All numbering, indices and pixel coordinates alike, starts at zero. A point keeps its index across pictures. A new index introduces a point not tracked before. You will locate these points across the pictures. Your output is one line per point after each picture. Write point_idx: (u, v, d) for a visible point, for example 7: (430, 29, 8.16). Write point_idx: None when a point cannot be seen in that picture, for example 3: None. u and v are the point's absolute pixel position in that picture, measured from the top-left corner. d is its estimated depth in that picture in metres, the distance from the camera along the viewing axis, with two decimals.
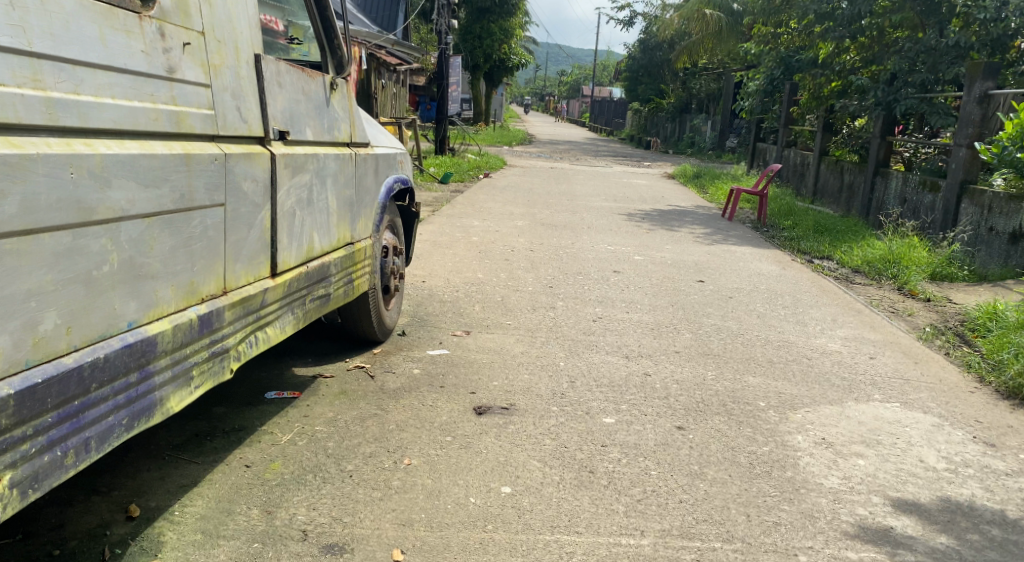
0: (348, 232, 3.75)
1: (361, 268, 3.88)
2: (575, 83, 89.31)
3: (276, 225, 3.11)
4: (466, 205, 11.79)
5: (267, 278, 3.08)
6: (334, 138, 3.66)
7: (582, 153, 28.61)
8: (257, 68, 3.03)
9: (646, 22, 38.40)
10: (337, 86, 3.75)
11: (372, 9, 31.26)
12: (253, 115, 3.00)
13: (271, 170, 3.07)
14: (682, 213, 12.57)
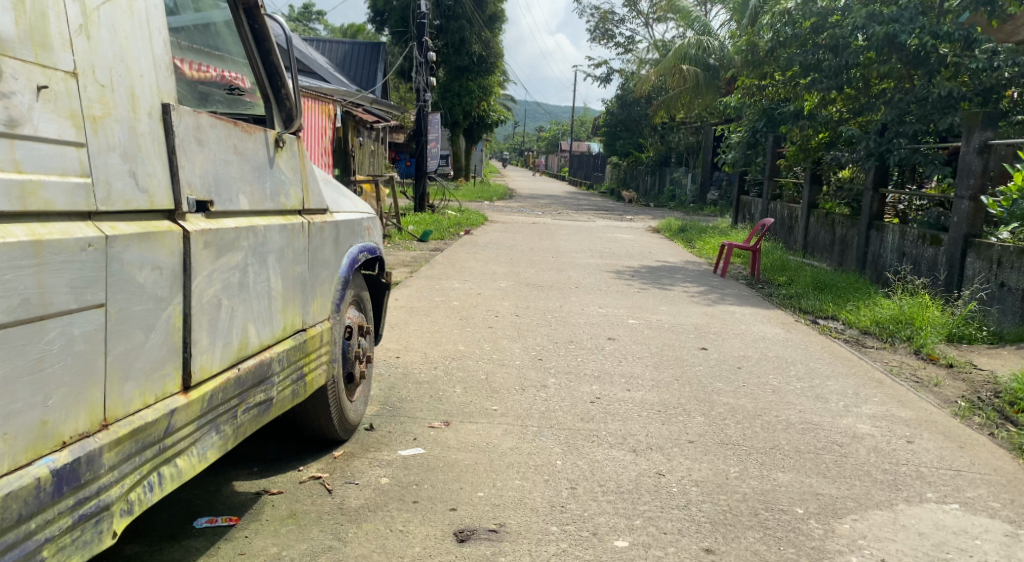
0: (300, 316, 3.11)
1: (317, 360, 3.22)
2: (554, 138, 89.84)
3: (188, 324, 2.47)
4: (446, 265, 11.18)
5: (176, 395, 2.44)
6: (281, 204, 3.05)
7: (564, 207, 28.19)
8: (166, 124, 2.45)
9: (623, 78, 38.51)
10: (285, 143, 3.15)
11: (350, 67, 31.01)
12: (157, 183, 2.39)
13: (182, 254, 2.44)
14: (673, 269, 12.02)
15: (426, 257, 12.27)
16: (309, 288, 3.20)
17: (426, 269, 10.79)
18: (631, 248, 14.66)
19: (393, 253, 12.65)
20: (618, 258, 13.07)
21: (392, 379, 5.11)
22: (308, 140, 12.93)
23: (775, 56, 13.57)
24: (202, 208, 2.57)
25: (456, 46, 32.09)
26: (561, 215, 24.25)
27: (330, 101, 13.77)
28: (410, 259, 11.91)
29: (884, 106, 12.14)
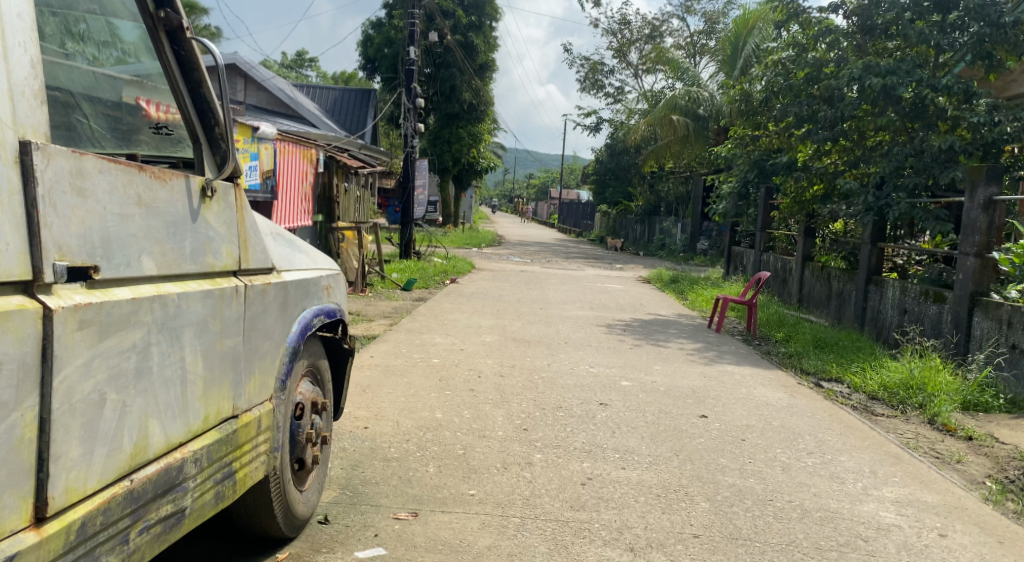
0: (222, 402, 2.66)
1: (247, 452, 2.78)
2: (543, 185, 89.98)
3: (48, 435, 1.98)
4: (429, 317, 10.66)
5: (28, 532, 1.93)
6: (202, 266, 2.62)
7: (552, 255, 27.76)
8: (22, 172, 1.98)
9: (613, 127, 38.45)
10: (212, 192, 2.73)
11: (339, 111, 30.75)
12: (7, 251, 1.90)
13: (45, 343, 1.96)
14: (666, 323, 11.54)
15: (408, 307, 11.75)
16: (241, 366, 2.75)
17: (408, 321, 10.27)
18: (622, 300, 14.19)
19: (375, 302, 12.13)
20: (608, 310, 12.59)
21: (358, 453, 4.57)
22: (289, 185, 12.51)
23: (768, 108, 13.05)
24: (81, 276, 2.12)
25: (446, 93, 31.93)
26: (549, 264, 23.81)
27: (312, 145, 13.36)
28: (392, 310, 11.38)
29: (879, 158, 11.57)
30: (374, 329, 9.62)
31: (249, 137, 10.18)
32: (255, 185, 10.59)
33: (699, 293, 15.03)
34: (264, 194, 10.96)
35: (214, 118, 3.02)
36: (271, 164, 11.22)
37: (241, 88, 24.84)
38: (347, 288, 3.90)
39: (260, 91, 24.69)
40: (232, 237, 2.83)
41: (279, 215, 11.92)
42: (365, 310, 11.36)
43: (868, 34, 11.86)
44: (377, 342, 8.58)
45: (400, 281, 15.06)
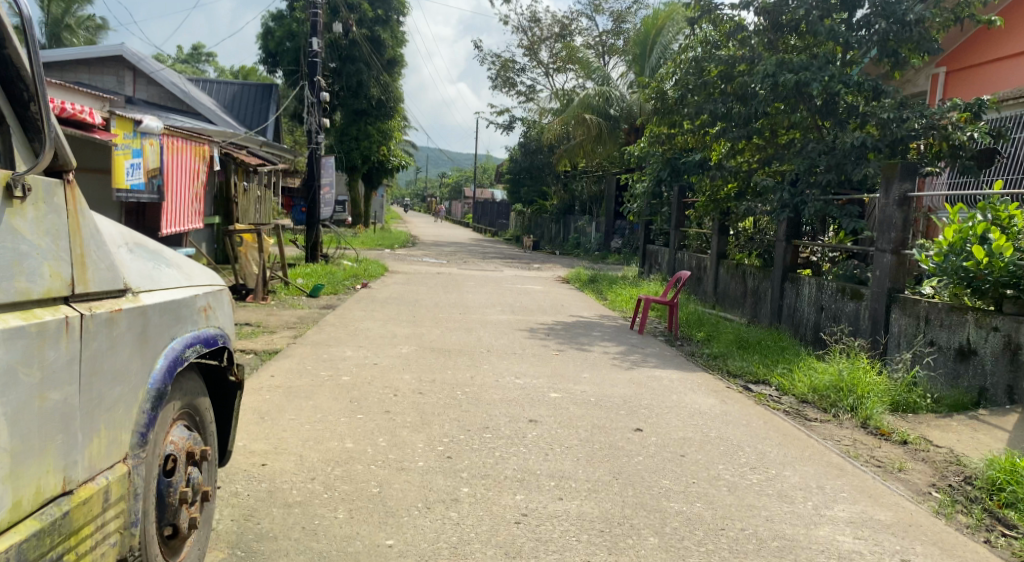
0: (46, 475, 2.14)
1: (85, 533, 2.26)
2: (456, 184, 89.21)
3: None
4: (340, 326, 10.02)
5: None
6: (14, 299, 2.09)
7: (467, 256, 27.22)
8: None
9: (526, 125, 38.12)
10: (27, 202, 2.20)
11: (241, 109, 29.46)
12: None
13: None
14: (587, 326, 11.20)
15: (317, 316, 11.08)
16: (75, 424, 2.24)
17: (317, 330, 9.61)
18: (541, 301, 13.81)
19: (281, 311, 11.40)
20: (528, 312, 12.17)
21: (254, 502, 4.01)
22: (181, 184, 11.74)
23: (679, 106, 12.30)
24: None
25: (354, 90, 31.01)
26: (465, 265, 23.27)
27: (204, 142, 12.41)
28: (300, 319, 10.69)
29: (792, 156, 10.89)
30: (280, 342, 8.94)
31: (127, 133, 9.52)
32: (137, 184, 9.93)
33: (619, 292, 14.72)
34: (149, 194, 10.31)
35: (25, 89, 2.49)
36: (158, 161, 10.51)
37: (128, 81, 23.05)
38: (232, 307, 3.30)
39: (151, 86, 23.35)
40: (63, 256, 2.30)
41: (167, 216, 11.24)
42: (271, 319, 10.63)
43: (777, 32, 11.30)
44: (283, 357, 7.92)
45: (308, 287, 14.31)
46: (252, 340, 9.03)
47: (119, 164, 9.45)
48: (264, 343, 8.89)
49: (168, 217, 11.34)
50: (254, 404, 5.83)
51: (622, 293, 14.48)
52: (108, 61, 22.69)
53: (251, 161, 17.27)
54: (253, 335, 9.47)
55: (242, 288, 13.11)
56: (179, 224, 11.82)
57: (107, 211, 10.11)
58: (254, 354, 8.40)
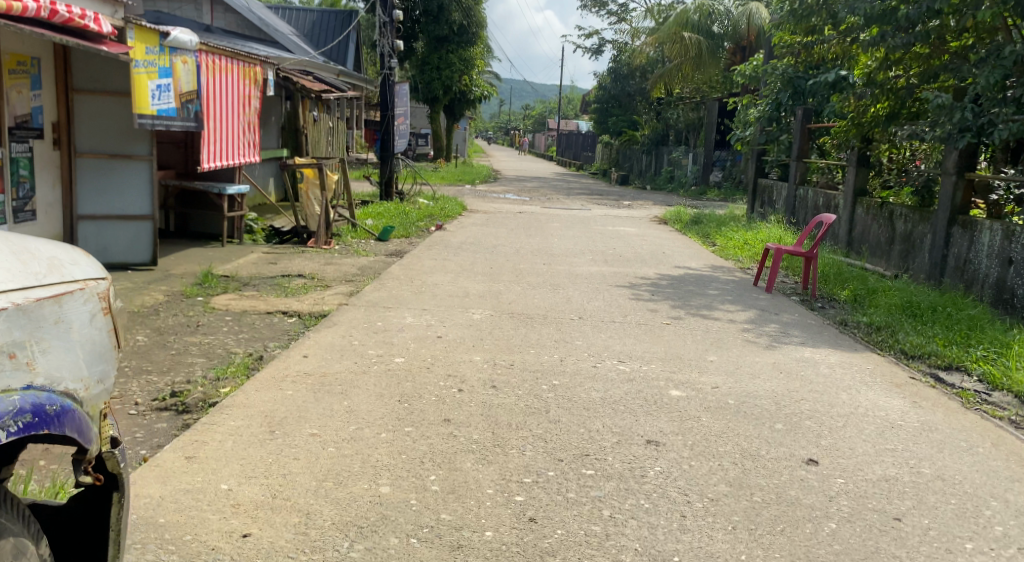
0: None
1: None
2: (540, 117, 86.52)
3: None
4: (403, 279, 8.40)
5: None
6: None
7: (552, 192, 25.36)
8: None
9: (616, 50, 35.74)
10: None
11: (317, 36, 27.91)
12: None
13: None
14: (701, 282, 9.25)
15: (380, 265, 9.48)
16: None
17: (377, 285, 8.01)
18: (642, 249, 11.89)
19: (340, 259, 9.86)
20: (626, 263, 10.27)
21: None
22: (228, 110, 10.20)
23: (822, 7, 10.17)
24: None
25: (433, 13, 29.11)
26: (549, 201, 21.40)
27: (253, 61, 10.78)
28: (358, 270, 9.10)
29: (974, 66, 8.80)
30: (330, 301, 7.35)
31: (150, 47, 8.06)
32: (167, 109, 8.52)
33: (735, 239, 12.64)
34: (182, 120, 8.88)
35: None
36: (194, 83, 9.08)
37: (207, 10, 21.79)
38: (65, 355, 2.29)
39: (228, 12, 22.06)
40: None
41: (209, 146, 9.74)
42: (326, 270, 9.09)
43: None
44: (326, 325, 6.28)
45: (375, 229, 12.73)
46: (297, 299, 7.45)
47: (142, 85, 8.01)
48: (310, 302, 7.31)
49: (211, 147, 9.84)
50: (264, 408, 4.19)
51: (740, 240, 12.39)
52: None
53: (315, 87, 15.64)
54: (300, 291, 7.92)
55: (303, 230, 11.58)
56: (227, 156, 10.31)
57: (134, 143, 8.43)
58: (295, 319, 6.80)
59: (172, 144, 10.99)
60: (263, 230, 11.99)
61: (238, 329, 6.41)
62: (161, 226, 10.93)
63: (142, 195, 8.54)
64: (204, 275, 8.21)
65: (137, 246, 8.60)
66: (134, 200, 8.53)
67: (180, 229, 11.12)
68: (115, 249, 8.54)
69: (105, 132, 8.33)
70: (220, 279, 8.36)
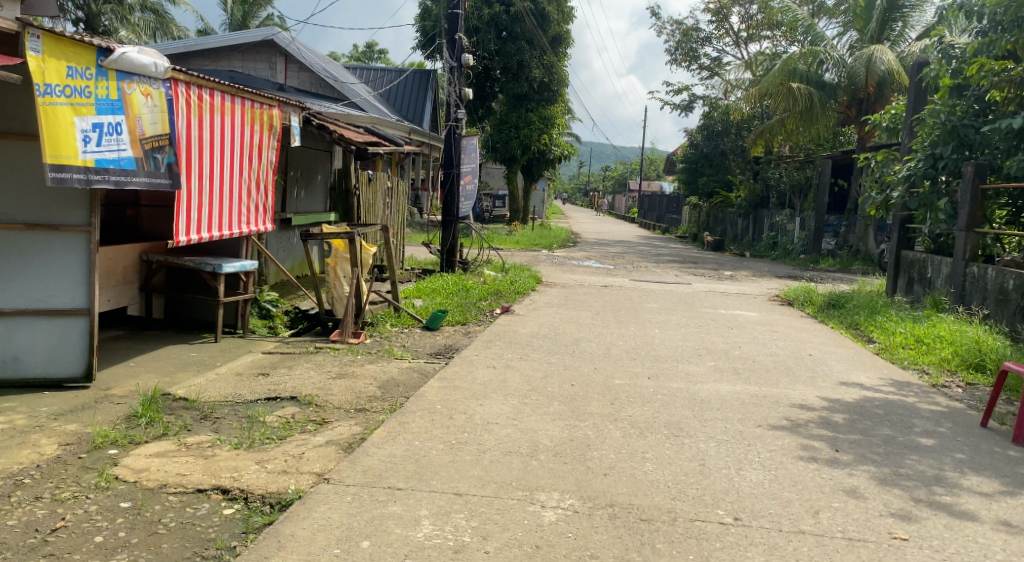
0: None
1: None
2: (621, 179, 83.73)
3: None
4: (440, 407, 5.51)
5: None
6: None
7: (641, 259, 22.35)
8: None
9: (708, 107, 32.96)
10: None
11: (396, 96, 25.87)
12: None
13: None
14: (899, 425, 6.04)
15: (416, 374, 6.62)
16: None
17: (397, 421, 5.16)
18: (784, 355, 8.69)
19: (358, 362, 7.02)
20: (773, 385, 7.10)
21: None
22: (224, 164, 7.30)
23: None
24: None
25: (513, 70, 26.89)
26: (640, 272, 18.32)
27: (274, 100, 7.94)
28: (374, 382, 6.24)
29: None
30: (309, 465, 4.30)
31: (75, 68, 5.59)
32: (117, 159, 5.89)
33: (917, 350, 9.32)
34: (147, 175, 6.17)
35: None
36: (167, 125, 6.39)
37: (281, 69, 20.27)
38: None
39: (303, 71, 20.48)
40: None
41: (189, 213, 6.83)
42: (332, 388, 5.94)
43: None
44: (269, 545, 3.45)
45: (424, 313, 9.90)
46: (259, 459, 4.35)
47: (61, 122, 5.51)
48: (277, 466, 4.28)
49: (193, 215, 6.92)
50: None
51: (929, 356, 9.06)
52: (260, 46, 20.04)
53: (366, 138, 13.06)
54: (278, 435, 4.86)
55: (329, 317, 8.61)
56: (224, 226, 7.37)
57: (69, 208, 5.94)
58: (235, 508, 3.86)
59: (168, 210, 8.35)
60: (285, 316, 9.08)
61: (124, 538, 3.61)
62: (144, 314, 7.99)
63: (75, 282, 5.94)
64: (144, 398, 5.34)
65: (65, 356, 5.95)
66: (63, 289, 5.93)
67: (173, 319, 8.22)
68: (32, 360, 5.92)
69: (28, 191, 5.85)
70: (169, 409, 5.34)
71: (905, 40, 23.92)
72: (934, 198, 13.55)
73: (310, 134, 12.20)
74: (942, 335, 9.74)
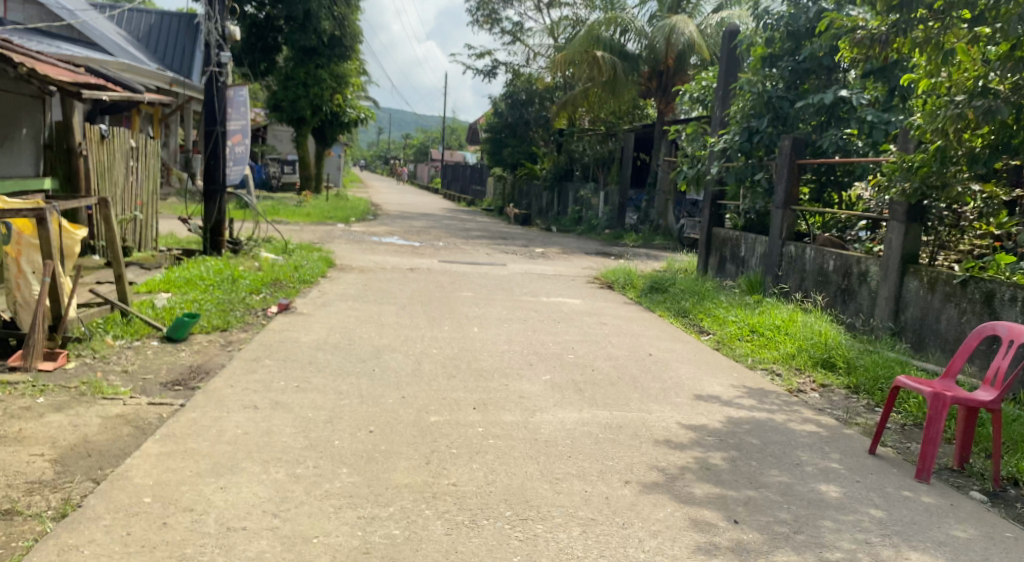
0: None
1: None
2: (422, 149, 81.54)
3: None
4: (153, 501, 3.51)
5: None
6: None
7: (445, 235, 20.59)
8: None
9: (510, 74, 31.62)
10: None
11: (157, 43, 22.35)
12: None
13: None
14: (788, 463, 4.46)
15: (127, 436, 4.47)
16: None
17: (54, 541, 3.17)
18: (625, 359, 7.19)
19: (35, 419, 4.73)
20: (626, 407, 5.52)
21: None
22: None
23: None
24: None
25: (298, 22, 24.08)
26: (447, 251, 16.55)
27: None
28: (51, 462, 4.05)
29: None
30: None
31: None
32: None
33: (756, 342, 7.91)
34: None
35: None
36: None
37: None
38: None
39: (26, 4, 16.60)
40: None
41: None
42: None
43: None
44: None
45: (169, 317, 7.69)
46: None
47: None
48: None
49: None
50: None
51: (771, 352, 7.51)
52: None
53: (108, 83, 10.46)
54: None
55: (11, 332, 6.35)
56: None
57: None
58: None
59: None
60: None
61: None
62: None
63: None
64: None
65: None
66: None
67: None
68: None
69: None
70: None
71: (702, 12, 23.59)
72: (749, 173, 12.28)
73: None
74: (780, 323, 8.38)
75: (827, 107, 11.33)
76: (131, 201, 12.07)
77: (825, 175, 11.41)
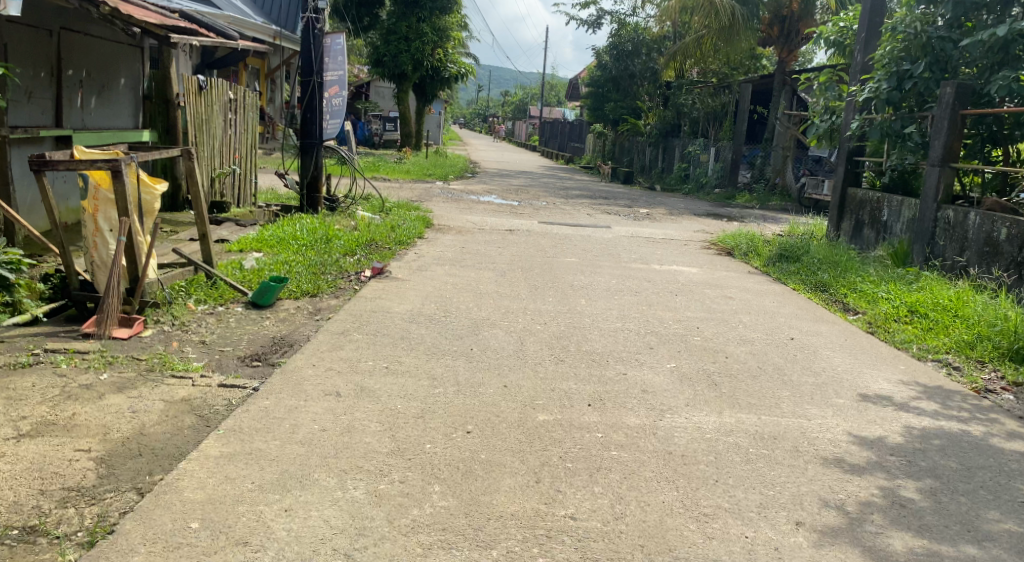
0: None
1: None
2: (521, 104, 80.31)
3: None
4: (200, 529, 2.92)
5: None
6: None
7: (545, 193, 19.67)
8: None
9: (616, 24, 30.16)
10: None
11: None
12: None
13: None
14: (1011, 505, 3.50)
15: (188, 430, 3.80)
16: None
17: None
18: (763, 346, 6.21)
19: (92, 401, 4.11)
20: (776, 411, 4.57)
21: None
22: None
23: None
24: None
25: None
26: (548, 211, 15.68)
27: None
28: (97, 465, 3.39)
29: None
30: None
31: None
32: None
33: (922, 329, 6.82)
34: None
35: None
36: None
37: None
38: None
39: None
40: None
41: None
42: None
43: None
44: None
45: (255, 280, 7.11)
46: None
47: None
48: None
49: None
50: None
51: (941, 338, 6.45)
52: None
53: (203, 26, 9.82)
54: None
55: (87, 296, 5.81)
56: None
57: None
58: None
59: None
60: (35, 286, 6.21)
61: None
62: None
63: None
64: None
65: None
66: None
67: None
68: None
69: None
70: None
71: None
72: (899, 127, 11.00)
73: (79, 15, 9.13)
74: (946, 303, 7.25)
75: (1001, 47, 9.76)
76: (228, 153, 11.59)
77: (993, 128, 9.94)
